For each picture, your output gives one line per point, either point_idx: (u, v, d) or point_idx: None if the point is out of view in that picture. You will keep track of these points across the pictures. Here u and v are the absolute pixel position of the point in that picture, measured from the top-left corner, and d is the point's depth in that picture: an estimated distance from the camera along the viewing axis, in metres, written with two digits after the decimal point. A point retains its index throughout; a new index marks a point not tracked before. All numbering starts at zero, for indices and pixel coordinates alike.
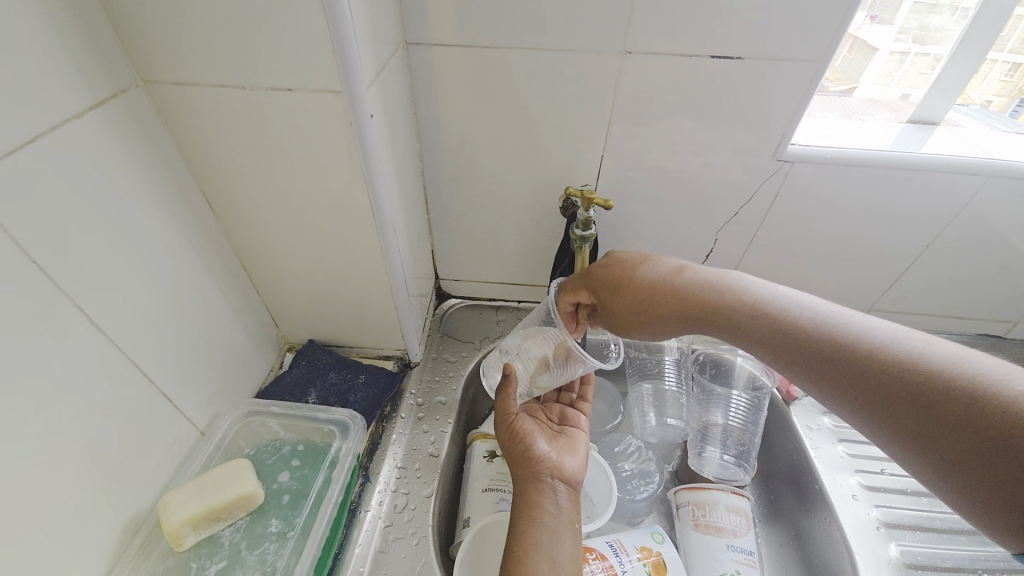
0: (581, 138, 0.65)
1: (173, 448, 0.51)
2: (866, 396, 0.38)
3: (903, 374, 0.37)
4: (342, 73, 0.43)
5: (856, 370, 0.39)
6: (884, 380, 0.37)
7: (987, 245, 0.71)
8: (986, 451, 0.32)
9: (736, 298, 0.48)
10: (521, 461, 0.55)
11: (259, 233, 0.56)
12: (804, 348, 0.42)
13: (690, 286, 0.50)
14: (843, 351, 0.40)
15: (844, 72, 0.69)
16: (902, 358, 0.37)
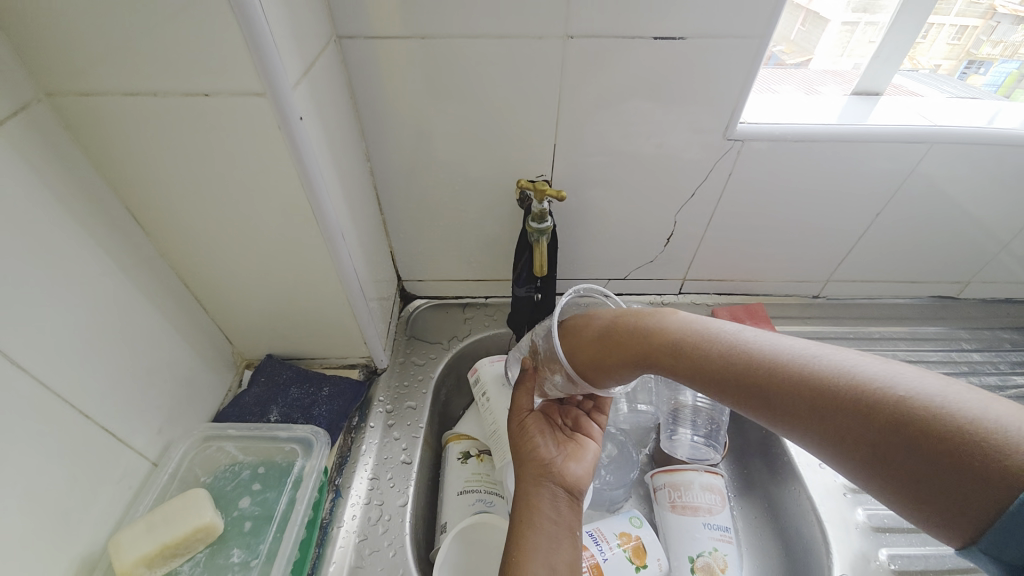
0: (532, 128, 0.63)
1: (123, 483, 0.49)
2: (789, 411, 0.38)
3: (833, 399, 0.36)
4: (262, 73, 0.40)
5: (790, 402, 0.38)
6: (781, 391, 0.39)
7: (936, 209, 0.73)
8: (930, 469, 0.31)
9: (665, 340, 0.48)
10: (527, 463, 0.54)
11: (200, 249, 0.53)
12: (745, 383, 0.41)
13: (627, 333, 0.50)
14: (776, 381, 0.39)
15: (799, 44, 0.71)
16: (815, 371, 0.38)
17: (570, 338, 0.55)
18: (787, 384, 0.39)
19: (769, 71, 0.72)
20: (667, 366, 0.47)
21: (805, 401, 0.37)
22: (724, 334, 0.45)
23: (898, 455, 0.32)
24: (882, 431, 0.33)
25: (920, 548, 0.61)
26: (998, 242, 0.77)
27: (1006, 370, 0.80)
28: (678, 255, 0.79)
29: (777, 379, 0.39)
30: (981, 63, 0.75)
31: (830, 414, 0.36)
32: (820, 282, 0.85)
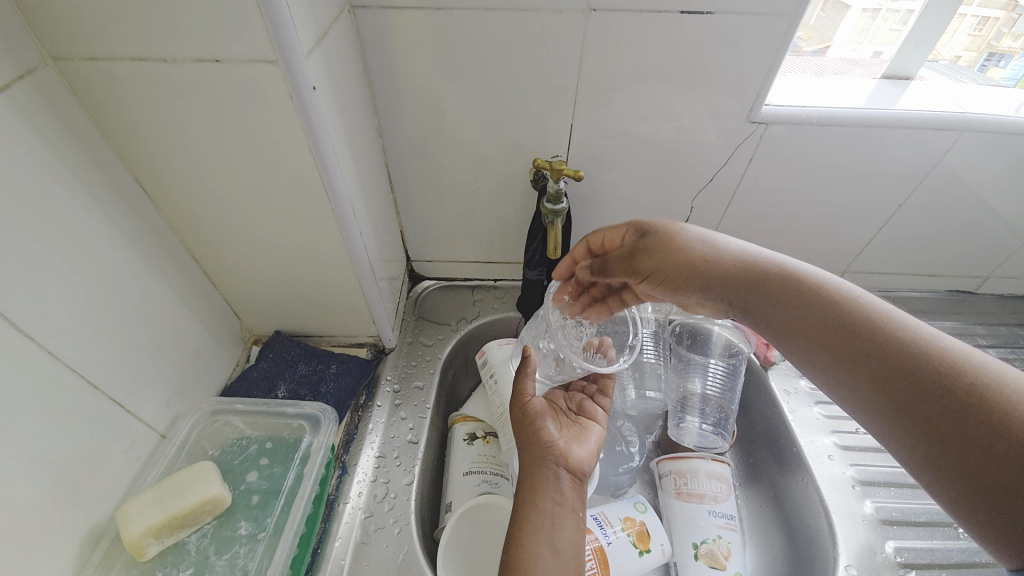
0: (550, 107, 0.61)
1: (131, 454, 0.49)
2: (852, 361, 0.39)
3: (906, 362, 0.36)
4: (274, 41, 0.39)
5: (858, 351, 0.38)
6: (854, 338, 0.39)
7: (961, 201, 0.71)
8: (974, 448, 0.31)
9: (755, 270, 0.47)
10: (528, 445, 0.53)
11: (208, 221, 0.52)
12: (817, 322, 0.42)
13: (716, 255, 0.49)
14: (853, 328, 0.39)
15: (816, 29, 0.67)
16: (901, 336, 0.37)
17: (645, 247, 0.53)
18: (865, 340, 0.38)
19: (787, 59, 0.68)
20: (745, 292, 0.47)
21: (875, 355, 0.37)
22: (806, 268, 0.46)
23: (946, 422, 0.33)
24: (948, 408, 0.33)
25: (927, 541, 0.61)
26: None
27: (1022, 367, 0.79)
28: None
29: (856, 329, 0.39)
30: (1001, 56, 0.74)
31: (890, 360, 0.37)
32: (836, 273, 0.83)
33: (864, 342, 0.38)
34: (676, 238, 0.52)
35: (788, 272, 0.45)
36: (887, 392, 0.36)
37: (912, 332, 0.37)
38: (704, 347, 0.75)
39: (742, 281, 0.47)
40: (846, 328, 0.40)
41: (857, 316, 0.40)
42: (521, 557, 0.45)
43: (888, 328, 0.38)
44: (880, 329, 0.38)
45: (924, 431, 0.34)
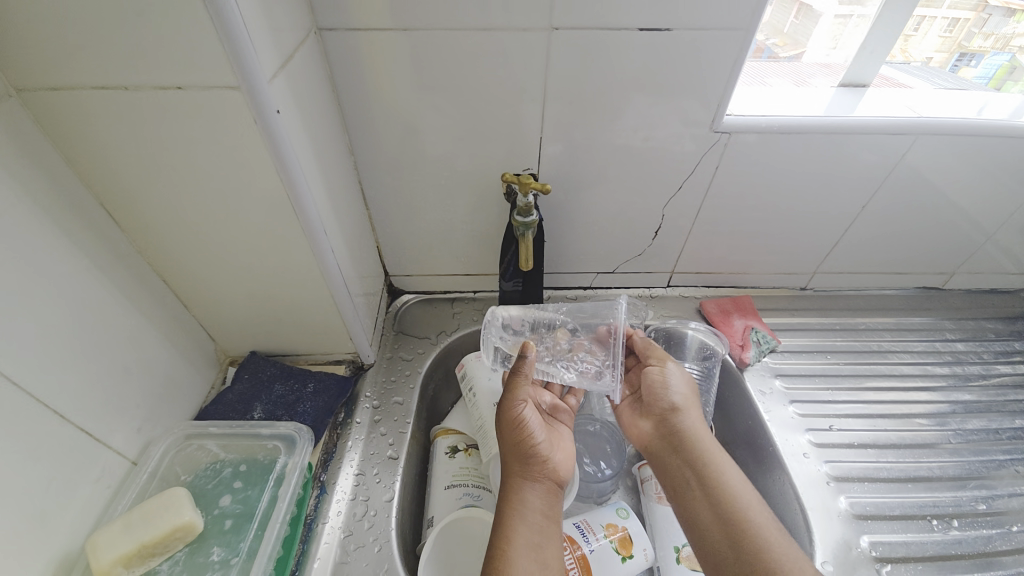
0: (519, 121, 0.62)
1: (101, 483, 0.48)
2: (717, 538, 0.50)
3: (755, 553, 0.47)
4: (235, 67, 0.39)
5: (725, 531, 0.49)
6: (727, 520, 0.50)
7: (922, 199, 0.73)
8: None
9: (690, 437, 0.57)
10: (512, 452, 0.54)
11: (177, 246, 0.52)
12: (706, 496, 0.52)
13: (670, 410, 0.60)
14: (731, 513, 0.50)
15: (792, 37, 0.72)
16: (759, 533, 0.48)
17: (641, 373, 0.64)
18: (734, 526, 0.49)
19: (765, 65, 0.73)
20: (672, 451, 0.57)
21: (736, 538, 0.48)
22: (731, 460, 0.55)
23: None
24: None
25: (902, 534, 0.62)
26: (984, 233, 0.78)
27: (990, 360, 0.81)
28: (667, 249, 0.79)
29: (732, 515, 0.50)
30: (973, 55, 0.76)
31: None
32: (807, 274, 0.85)
33: (733, 527, 0.49)
34: (663, 385, 0.61)
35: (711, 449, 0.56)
36: None
37: (770, 534, 0.48)
38: (680, 351, 0.78)
39: (675, 441, 0.57)
40: (749, 545, 0.48)
41: (737, 505, 0.51)
42: (508, 563, 0.45)
43: (767, 540, 0.47)
44: (761, 540, 0.48)
45: None
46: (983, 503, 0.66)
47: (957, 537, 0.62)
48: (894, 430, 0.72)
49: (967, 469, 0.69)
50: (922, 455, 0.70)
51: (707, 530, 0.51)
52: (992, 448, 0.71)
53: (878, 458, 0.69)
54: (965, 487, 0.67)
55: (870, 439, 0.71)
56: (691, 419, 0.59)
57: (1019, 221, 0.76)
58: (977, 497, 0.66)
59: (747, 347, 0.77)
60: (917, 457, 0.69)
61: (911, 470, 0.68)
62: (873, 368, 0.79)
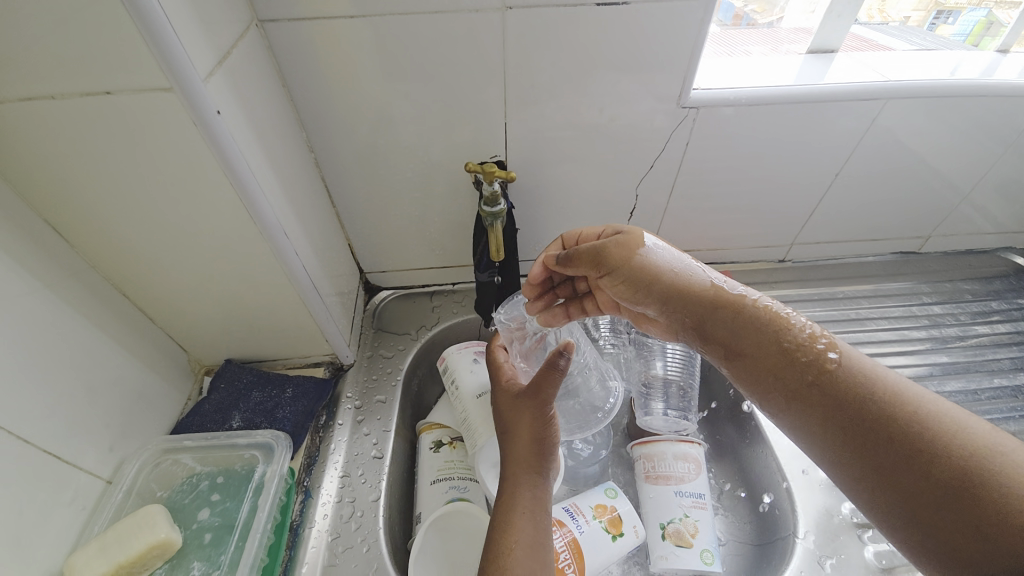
0: (483, 107, 0.61)
1: (76, 505, 0.47)
2: (793, 385, 0.42)
3: (835, 383, 0.40)
4: (165, 68, 0.37)
5: (790, 374, 0.42)
6: (787, 362, 0.42)
7: (896, 162, 0.72)
8: (893, 460, 0.36)
9: (696, 289, 0.49)
10: (529, 446, 0.52)
11: (132, 258, 0.51)
12: (757, 342, 0.44)
13: (662, 272, 0.52)
14: (785, 354, 0.43)
15: (770, 2, 0.72)
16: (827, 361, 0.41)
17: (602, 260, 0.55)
18: (794, 362, 0.42)
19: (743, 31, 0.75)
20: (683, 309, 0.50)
21: (809, 376, 0.41)
22: (756, 298, 0.47)
23: (861, 437, 0.37)
24: (867, 423, 0.37)
25: None
26: (958, 193, 0.78)
27: (967, 321, 0.82)
28: (644, 229, 0.78)
29: (785, 350, 0.43)
30: (951, 13, 0.76)
31: (879, 413, 0.37)
32: (784, 247, 0.85)
33: (797, 365, 0.42)
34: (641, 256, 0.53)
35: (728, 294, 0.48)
36: (846, 432, 0.38)
37: (840, 356, 0.41)
38: None
39: (684, 298, 0.50)
40: (824, 377, 0.40)
41: (785, 339, 0.43)
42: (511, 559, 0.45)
43: (840, 364, 0.40)
44: (834, 366, 0.40)
45: (882, 467, 0.36)
46: None
47: None
48: None
49: None
50: None
51: (758, 365, 0.44)
52: (970, 408, 0.72)
53: None
54: None
55: None
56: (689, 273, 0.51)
57: (991, 180, 0.76)
58: None
59: None
60: None
61: None
62: (853, 336, 0.80)
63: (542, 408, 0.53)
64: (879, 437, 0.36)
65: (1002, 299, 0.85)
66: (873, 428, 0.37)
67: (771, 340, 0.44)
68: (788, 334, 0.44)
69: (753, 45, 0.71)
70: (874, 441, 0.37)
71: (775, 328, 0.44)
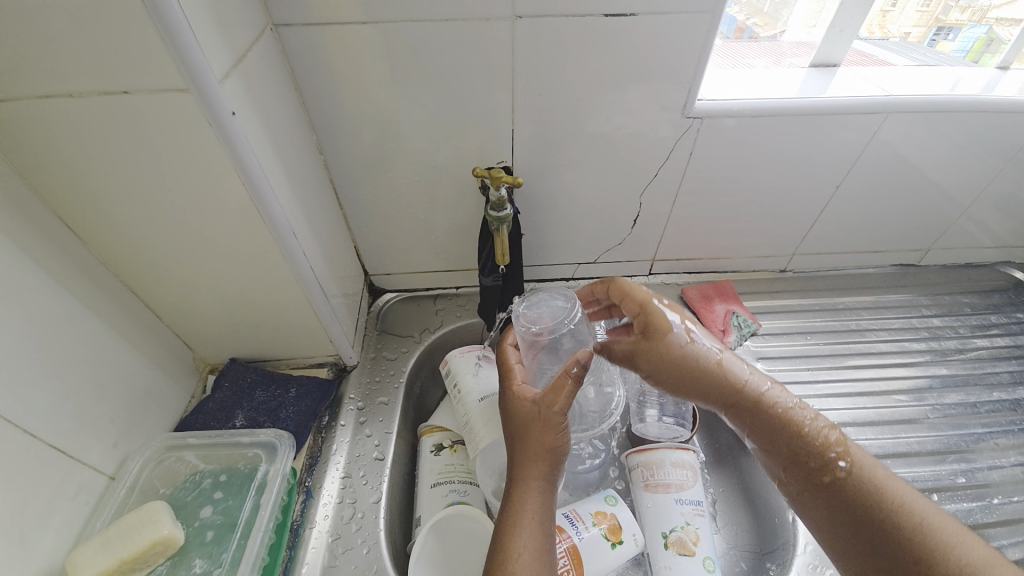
0: (490, 114, 0.62)
1: (78, 500, 0.47)
2: (811, 480, 0.48)
3: (848, 484, 0.47)
4: (183, 69, 0.38)
5: (810, 470, 0.49)
6: (807, 459, 0.49)
7: (897, 174, 0.73)
8: (886, 558, 0.43)
9: (729, 384, 0.53)
10: (538, 454, 0.52)
11: (142, 256, 0.51)
12: (780, 436, 0.51)
13: (695, 366, 0.54)
14: (807, 453, 0.49)
15: (772, 16, 0.74)
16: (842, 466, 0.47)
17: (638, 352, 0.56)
18: (813, 462, 0.49)
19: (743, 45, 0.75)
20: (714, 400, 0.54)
21: (825, 475, 0.48)
22: (786, 396, 0.52)
23: (864, 534, 0.45)
24: (870, 525, 0.44)
25: None
26: (958, 207, 0.79)
27: (966, 334, 0.83)
28: (647, 237, 0.79)
29: (806, 448, 0.49)
30: (951, 29, 0.76)
31: (884, 521, 0.44)
32: (786, 256, 0.85)
33: (816, 465, 0.48)
34: (676, 350, 0.55)
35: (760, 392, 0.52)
36: (850, 529, 0.45)
37: (855, 462, 0.48)
38: None
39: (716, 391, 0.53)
40: (841, 478, 0.47)
41: (809, 440, 0.50)
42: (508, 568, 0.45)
43: (856, 471, 0.47)
44: (849, 472, 0.47)
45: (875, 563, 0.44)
46: (962, 476, 0.67)
47: None
48: (873, 407, 0.73)
49: (946, 443, 0.70)
50: (902, 431, 0.71)
51: (782, 458, 0.50)
52: (969, 422, 0.73)
53: (858, 436, 0.70)
54: (945, 461, 0.69)
55: (849, 418, 0.72)
56: (723, 366, 0.54)
57: (990, 195, 0.77)
58: (956, 470, 0.68)
59: (727, 332, 0.78)
60: (897, 433, 0.71)
61: (890, 446, 0.69)
62: (853, 347, 0.80)
63: (555, 417, 0.53)
64: (877, 538, 0.44)
65: (1001, 313, 0.86)
66: (876, 540, 0.44)
67: (792, 443, 0.50)
68: (806, 438, 0.50)
69: (755, 58, 0.72)
70: (873, 541, 0.44)
71: (796, 431, 0.50)
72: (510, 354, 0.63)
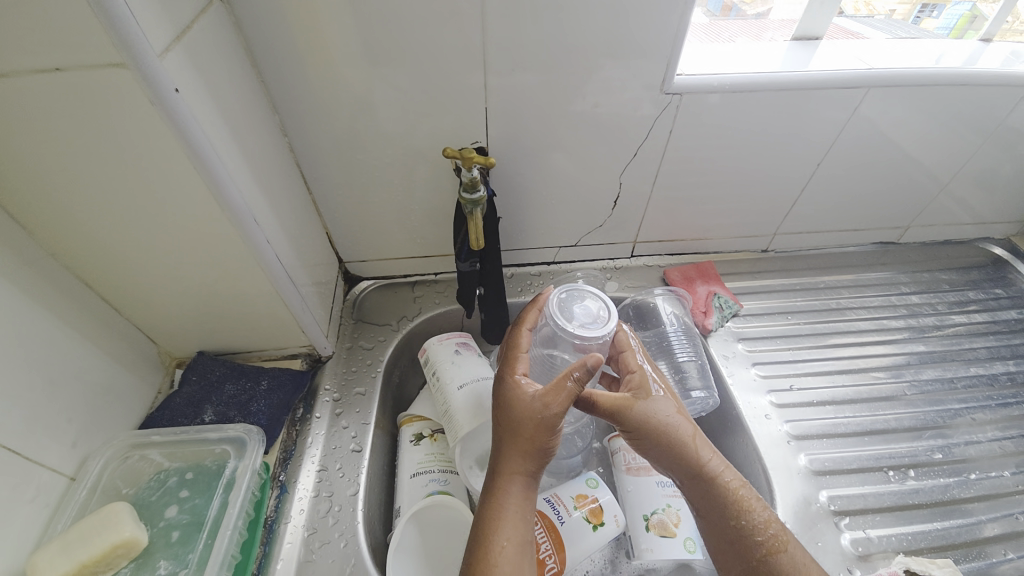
0: (463, 93, 0.59)
1: (38, 502, 0.45)
2: (742, 560, 0.50)
3: (775, 570, 0.48)
4: (118, 42, 0.35)
5: (744, 551, 0.50)
6: (745, 540, 0.50)
7: (879, 151, 0.72)
8: None
9: (690, 460, 0.53)
10: (525, 449, 0.50)
11: (92, 246, 0.48)
12: (725, 515, 0.51)
13: (664, 435, 0.53)
14: (745, 534, 0.50)
15: None
16: (774, 553, 0.49)
17: (618, 414, 0.54)
18: (748, 543, 0.50)
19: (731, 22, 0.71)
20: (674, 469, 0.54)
21: (757, 558, 0.49)
22: (740, 477, 0.53)
23: None
24: None
25: (859, 487, 0.64)
26: (938, 183, 0.78)
27: (944, 311, 0.84)
28: (628, 219, 0.77)
29: (747, 529, 0.50)
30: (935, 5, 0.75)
31: None
32: (767, 237, 0.84)
33: (751, 546, 0.49)
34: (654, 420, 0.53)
35: (718, 471, 0.52)
36: None
37: (789, 551, 0.49)
38: (650, 320, 0.78)
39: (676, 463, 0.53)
40: (770, 563, 0.48)
41: (752, 523, 0.50)
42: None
43: (786, 561, 0.48)
44: (779, 560, 0.48)
45: None
46: (939, 452, 0.68)
47: (914, 487, 0.65)
48: (852, 385, 0.74)
49: (923, 419, 0.71)
50: (881, 407, 0.72)
51: (722, 535, 0.51)
52: (946, 397, 0.74)
53: (837, 414, 0.71)
54: (922, 437, 0.69)
55: (828, 396, 0.72)
56: (689, 444, 0.53)
57: (970, 171, 0.77)
58: (933, 446, 0.69)
59: (709, 313, 0.77)
60: (875, 411, 0.72)
61: (868, 424, 0.70)
62: (833, 326, 0.81)
63: (550, 418, 0.50)
64: None
65: (978, 289, 0.87)
66: None
67: (738, 520, 0.50)
68: (751, 517, 0.50)
69: (735, 32, 0.70)
70: None
71: (743, 509, 0.51)
72: (522, 333, 0.58)
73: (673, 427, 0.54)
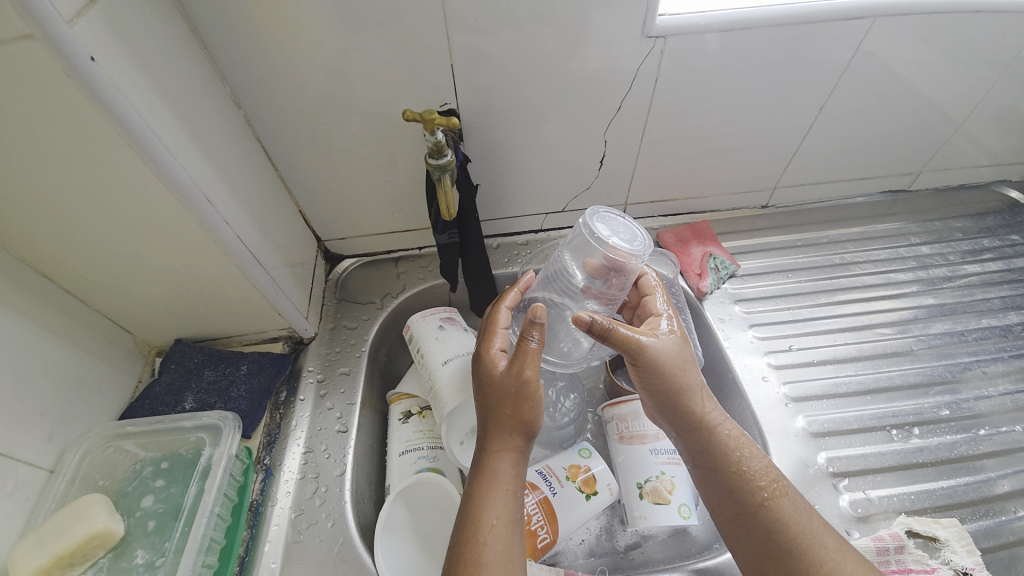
0: (426, 50, 0.54)
1: (17, 497, 0.45)
2: (740, 510, 0.47)
3: (774, 519, 0.45)
4: (18, 9, 0.32)
5: (744, 502, 0.47)
6: (744, 491, 0.47)
7: (886, 90, 0.66)
8: None
9: (693, 409, 0.50)
10: (507, 422, 0.49)
11: (38, 235, 0.46)
12: (725, 465, 0.48)
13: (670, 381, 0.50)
14: (746, 485, 0.47)
15: None
16: (775, 504, 0.46)
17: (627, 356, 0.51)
18: (748, 494, 0.47)
19: None
20: (675, 419, 0.51)
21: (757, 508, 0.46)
22: (743, 431, 0.50)
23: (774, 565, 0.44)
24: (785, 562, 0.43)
25: (860, 447, 0.62)
26: (951, 123, 0.72)
27: (956, 260, 0.79)
28: (616, 180, 0.73)
29: (746, 479, 0.47)
30: None
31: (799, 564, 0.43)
32: (766, 191, 0.80)
33: (751, 496, 0.47)
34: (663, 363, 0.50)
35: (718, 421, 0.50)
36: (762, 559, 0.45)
37: (790, 503, 0.46)
38: None
39: (678, 411, 0.51)
40: (769, 513, 0.45)
41: (752, 474, 0.47)
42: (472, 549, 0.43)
43: (786, 512, 0.45)
44: (780, 511, 0.45)
45: None
46: (947, 408, 0.65)
47: (919, 445, 0.62)
48: (855, 342, 0.71)
49: (931, 375, 0.68)
50: (886, 364, 0.69)
51: (719, 485, 0.48)
52: (956, 351, 0.70)
53: (839, 374, 0.68)
54: (929, 394, 0.67)
55: (830, 355, 0.70)
56: (693, 391, 0.50)
57: (987, 107, 0.71)
58: (940, 403, 0.66)
59: (704, 275, 0.74)
60: (879, 368, 0.69)
61: (871, 382, 0.67)
62: (836, 282, 0.77)
63: (525, 388, 0.48)
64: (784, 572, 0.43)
65: (993, 236, 0.82)
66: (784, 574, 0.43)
67: (737, 470, 0.48)
68: (752, 468, 0.48)
69: None
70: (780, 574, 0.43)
71: (743, 460, 0.48)
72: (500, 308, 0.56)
73: (681, 373, 0.51)
